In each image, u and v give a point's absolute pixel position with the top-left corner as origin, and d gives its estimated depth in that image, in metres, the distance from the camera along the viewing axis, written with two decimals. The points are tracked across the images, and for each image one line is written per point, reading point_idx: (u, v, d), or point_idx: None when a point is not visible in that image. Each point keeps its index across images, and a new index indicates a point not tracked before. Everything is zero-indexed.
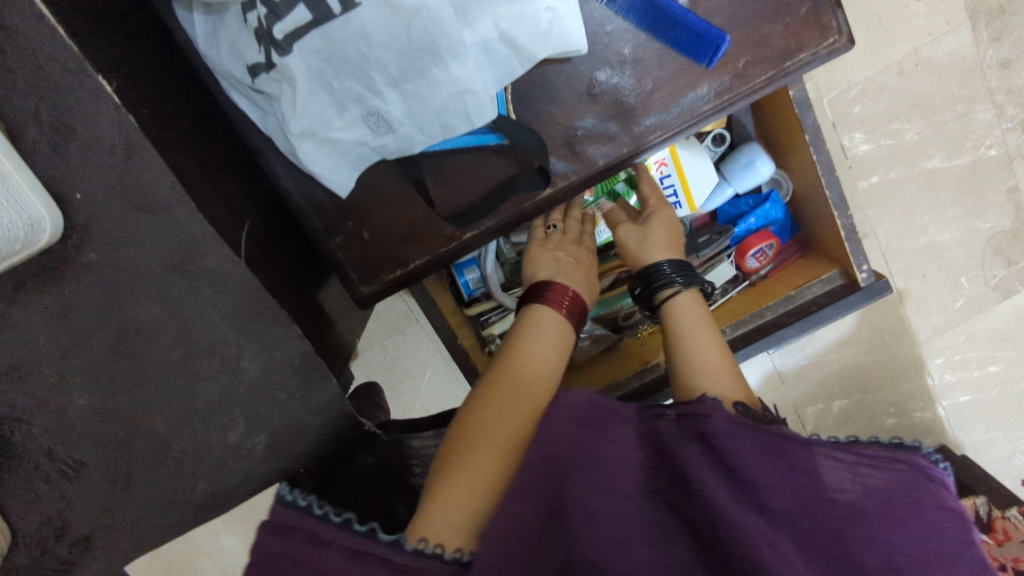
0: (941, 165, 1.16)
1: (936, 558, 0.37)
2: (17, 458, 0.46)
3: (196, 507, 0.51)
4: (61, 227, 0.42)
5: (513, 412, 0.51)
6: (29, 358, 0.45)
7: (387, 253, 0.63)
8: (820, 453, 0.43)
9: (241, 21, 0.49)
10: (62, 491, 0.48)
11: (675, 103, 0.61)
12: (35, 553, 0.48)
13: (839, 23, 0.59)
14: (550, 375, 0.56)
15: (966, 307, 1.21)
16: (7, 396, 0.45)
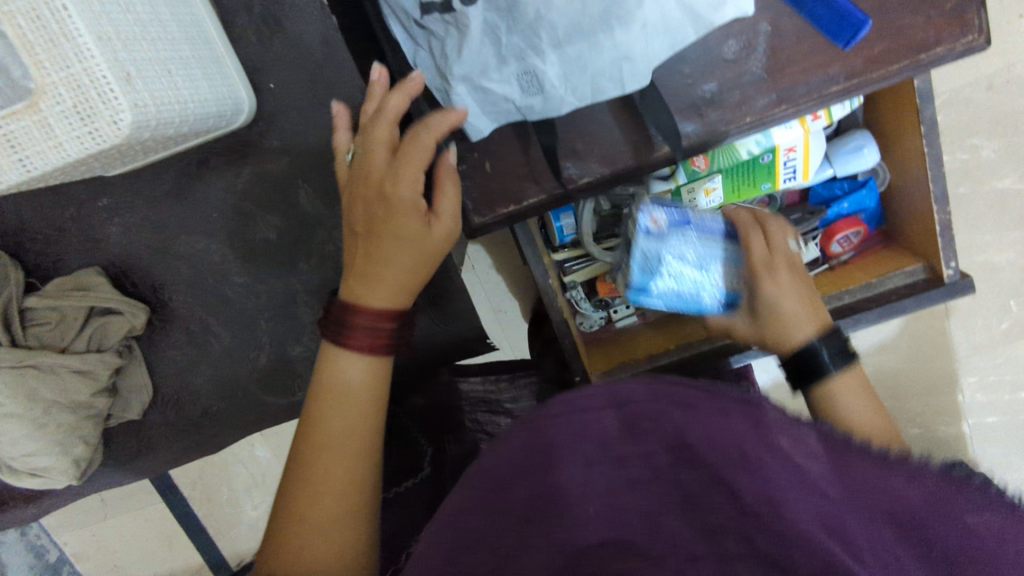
0: (1014, 186, 1.16)
1: None
2: (170, 316, 0.65)
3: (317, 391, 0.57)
4: (252, 110, 0.58)
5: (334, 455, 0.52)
6: (205, 237, 0.63)
7: (506, 186, 0.65)
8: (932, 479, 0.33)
9: None
10: (197, 339, 0.66)
11: (803, 81, 0.62)
12: (167, 412, 0.67)
13: (981, 23, 0.60)
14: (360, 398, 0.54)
15: (1011, 330, 1.23)
16: (190, 264, 0.64)
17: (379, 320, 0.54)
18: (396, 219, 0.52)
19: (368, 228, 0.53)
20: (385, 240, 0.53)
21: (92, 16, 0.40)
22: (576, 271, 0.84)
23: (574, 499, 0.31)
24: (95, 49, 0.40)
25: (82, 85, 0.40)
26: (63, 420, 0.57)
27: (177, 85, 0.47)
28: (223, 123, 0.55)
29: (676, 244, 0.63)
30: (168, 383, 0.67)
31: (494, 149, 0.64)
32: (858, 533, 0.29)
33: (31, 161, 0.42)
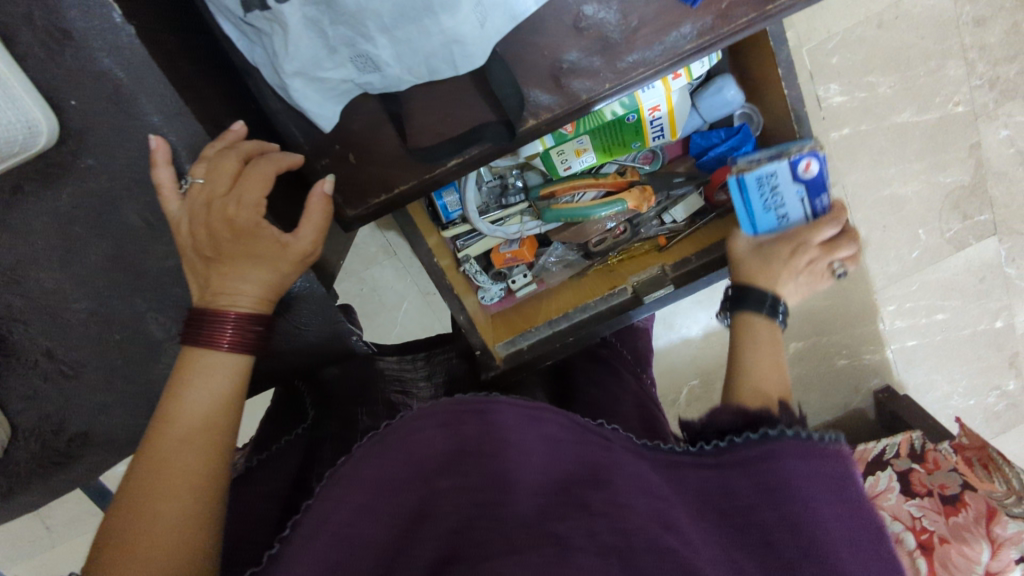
0: (910, 119, 1.19)
1: (821, 535, 0.39)
2: (17, 357, 0.56)
3: None
4: (56, 130, 0.46)
5: (191, 460, 0.40)
6: (28, 262, 0.52)
7: (374, 177, 0.65)
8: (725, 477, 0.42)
9: None
10: (60, 388, 0.57)
11: (659, 41, 0.63)
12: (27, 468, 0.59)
13: None
14: (229, 392, 0.44)
15: (921, 258, 1.28)
16: (10, 296, 0.53)
17: (248, 322, 0.44)
18: (246, 241, 0.43)
19: (213, 252, 0.43)
20: (237, 257, 0.43)
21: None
22: (470, 246, 0.87)
23: (431, 517, 0.38)
24: None
25: None
26: None
27: None
28: (13, 150, 0.43)
29: (791, 201, 0.67)
30: (27, 416, 0.57)
31: (358, 139, 0.62)
32: (655, 514, 0.38)
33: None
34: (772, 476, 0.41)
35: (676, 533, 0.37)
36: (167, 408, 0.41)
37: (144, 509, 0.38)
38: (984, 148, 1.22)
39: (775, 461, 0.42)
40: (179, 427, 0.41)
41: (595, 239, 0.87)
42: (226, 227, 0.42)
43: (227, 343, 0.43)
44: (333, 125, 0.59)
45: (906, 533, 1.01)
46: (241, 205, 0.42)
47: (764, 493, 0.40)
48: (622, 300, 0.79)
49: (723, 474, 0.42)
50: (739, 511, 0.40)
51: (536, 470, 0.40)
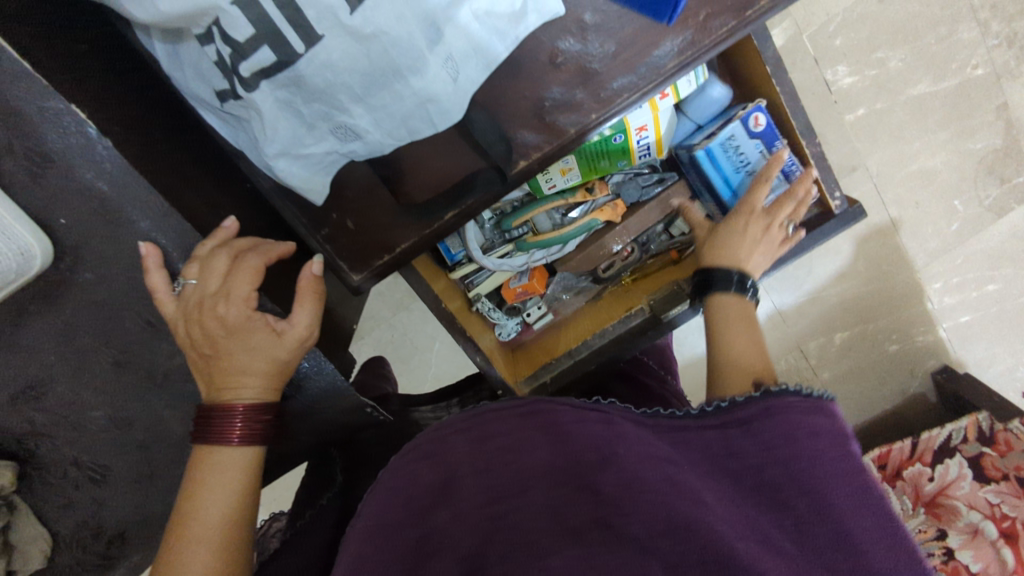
0: (929, 90, 1.14)
1: (831, 471, 0.39)
2: (46, 468, 0.53)
3: None
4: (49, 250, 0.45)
5: (210, 555, 0.40)
6: None
7: (374, 238, 0.65)
8: (729, 438, 0.42)
9: (199, 50, 0.48)
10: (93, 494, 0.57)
11: (640, 64, 0.61)
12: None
13: None
14: (242, 484, 0.43)
15: (961, 230, 1.22)
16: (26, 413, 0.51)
17: (255, 413, 0.44)
18: (240, 334, 0.43)
19: (210, 348, 0.43)
20: (234, 351, 0.43)
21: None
22: (479, 284, 0.86)
23: (445, 529, 0.39)
24: None
25: None
26: None
27: None
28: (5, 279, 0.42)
29: (752, 153, 0.71)
30: (63, 524, 0.56)
31: (354, 203, 0.63)
32: (663, 487, 0.37)
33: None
34: (775, 433, 0.41)
35: (685, 497, 0.36)
36: (183, 507, 0.41)
37: None
38: (1014, 107, 1.15)
39: (772, 415, 0.42)
40: (194, 525, 0.41)
41: (603, 265, 0.86)
42: (218, 322, 0.43)
43: (236, 437, 0.43)
44: (324, 196, 0.60)
45: (986, 524, 0.95)
46: (230, 301, 0.43)
47: (772, 449, 0.40)
48: (640, 320, 0.76)
49: (731, 441, 0.42)
50: (752, 472, 0.40)
51: (542, 464, 0.41)
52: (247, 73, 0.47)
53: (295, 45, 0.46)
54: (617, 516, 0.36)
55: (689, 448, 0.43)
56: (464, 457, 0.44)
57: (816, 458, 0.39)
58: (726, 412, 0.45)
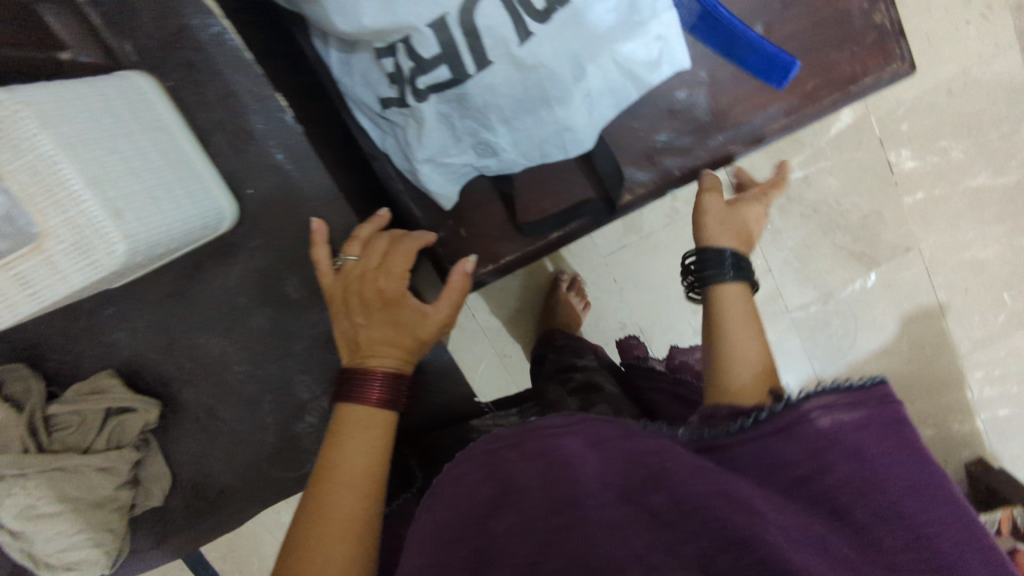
0: (987, 182, 1.20)
1: (895, 487, 0.36)
2: (177, 416, 0.56)
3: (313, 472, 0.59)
4: (236, 214, 0.49)
5: (349, 500, 0.44)
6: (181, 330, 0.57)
7: (482, 249, 0.70)
8: (773, 443, 0.40)
9: (374, 61, 0.55)
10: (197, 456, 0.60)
11: (746, 121, 0.68)
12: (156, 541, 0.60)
13: (902, 51, 0.66)
14: (380, 446, 0.48)
15: (1008, 322, 1.26)
16: (169, 364, 0.54)
17: (394, 380, 0.49)
18: (393, 309, 0.49)
19: (365, 319, 0.49)
20: (386, 324, 0.49)
21: (14, 153, 0.34)
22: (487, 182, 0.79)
23: (496, 551, 0.38)
24: (88, 192, 0.36)
25: (79, 226, 0.36)
26: (86, 518, 0.51)
27: (165, 209, 0.41)
28: (203, 234, 0.46)
29: None
30: (185, 469, 0.58)
31: (470, 214, 0.68)
32: (714, 500, 0.36)
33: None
34: (821, 437, 0.38)
35: (748, 512, 0.35)
36: (327, 455, 0.46)
37: (307, 541, 0.42)
38: None
39: (817, 421, 0.39)
40: (336, 475, 0.45)
41: None
42: (375, 294, 0.49)
43: (376, 399, 0.48)
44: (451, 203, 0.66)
45: None
46: (390, 276, 0.49)
47: (821, 456, 0.38)
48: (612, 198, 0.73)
49: (774, 452, 0.40)
50: (805, 483, 0.38)
51: (589, 479, 0.40)
52: (423, 84, 0.53)
53: (470, 66, 0.52)
54: (677, 533, 0.35)
55: (736, 467, 0.40)
56: (514, 464, 0.42)
57: (865, 454, 0.37)
58: (764, 424, 0.41)
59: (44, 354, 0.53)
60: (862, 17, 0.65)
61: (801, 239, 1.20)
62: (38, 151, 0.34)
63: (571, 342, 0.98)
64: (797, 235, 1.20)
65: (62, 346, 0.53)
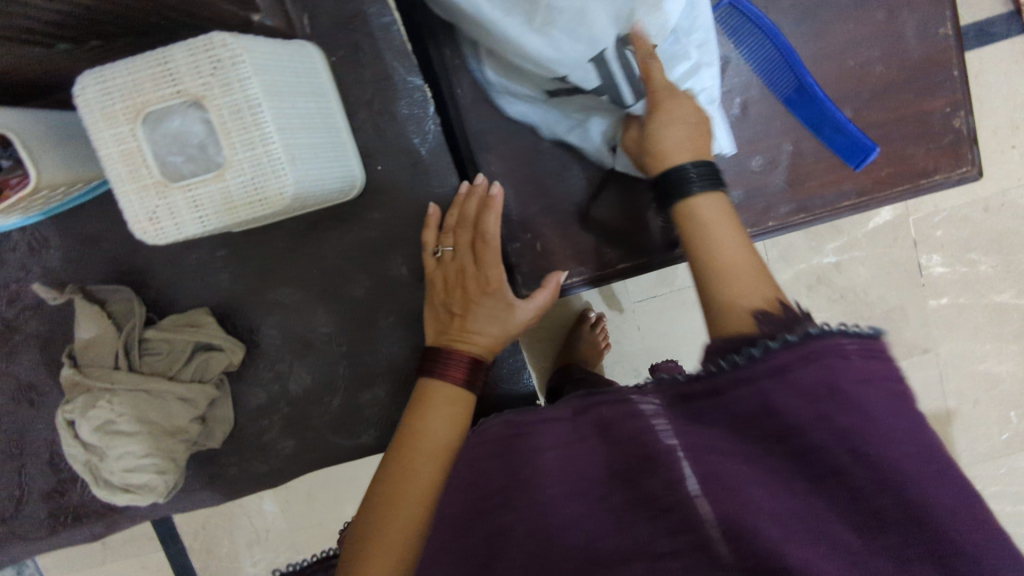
0: (1012, 300, 1.22)
1: (906, 450, 0.32)
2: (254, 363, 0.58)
3: (365, 444, 0.61)
4: (361, 185, 0.53)
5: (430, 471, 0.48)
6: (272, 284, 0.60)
7: None
8: (761, 389, 0.35)
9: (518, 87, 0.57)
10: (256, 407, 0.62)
11: (819, 194, 0.72)
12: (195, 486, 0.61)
13: (974, 156, 0.70)
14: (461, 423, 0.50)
15: (1011, 441, 1.27)
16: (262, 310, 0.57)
17: (479, 363, 0.52)
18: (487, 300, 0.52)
19: (460, 306, 0.52)
20: (477, 313, 0.52)
21: (226, 90, 0.38)
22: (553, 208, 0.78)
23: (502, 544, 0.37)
24: (276, 136, 0.40)
25: (262, 164, 0.40)
26: (158, 445, 0.53)
27: (321, 165, 0.45)
28: (336, 195, 0.50)
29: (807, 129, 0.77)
30: (246, 416, 0.60)
31: (550, 230, 0.63)
32: (715, 482, 0.32)
33: (141, 230, 0.40)
34: (818, 379, 0.33)
35: (760, 497, 0.32)
36: (410, 425, 0.50)
37: (391, 506, 0.46)
38: None
39: (815, 364, 0.34)
40: (419, 446, 0.48)
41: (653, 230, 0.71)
42: (476, 283, 0.52)
43: (461, 378, 0.51)
44: None
45: None
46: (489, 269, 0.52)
47: (819, 406, 0.33)
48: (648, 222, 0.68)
49: (773, 399, 0.34)
50: (807, 446, 0.33)
51: (588, 463, 0.37)
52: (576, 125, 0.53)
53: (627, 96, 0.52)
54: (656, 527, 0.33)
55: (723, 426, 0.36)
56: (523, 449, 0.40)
57: (868, 408, 0.33)
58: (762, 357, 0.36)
59: (153, 282, 0.57)
60: (943, 119, 0.70)
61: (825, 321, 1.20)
62: (246, 92, 0.39)
63: (587, 377, 0.85)
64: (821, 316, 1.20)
65: (172, 279, 0.57)
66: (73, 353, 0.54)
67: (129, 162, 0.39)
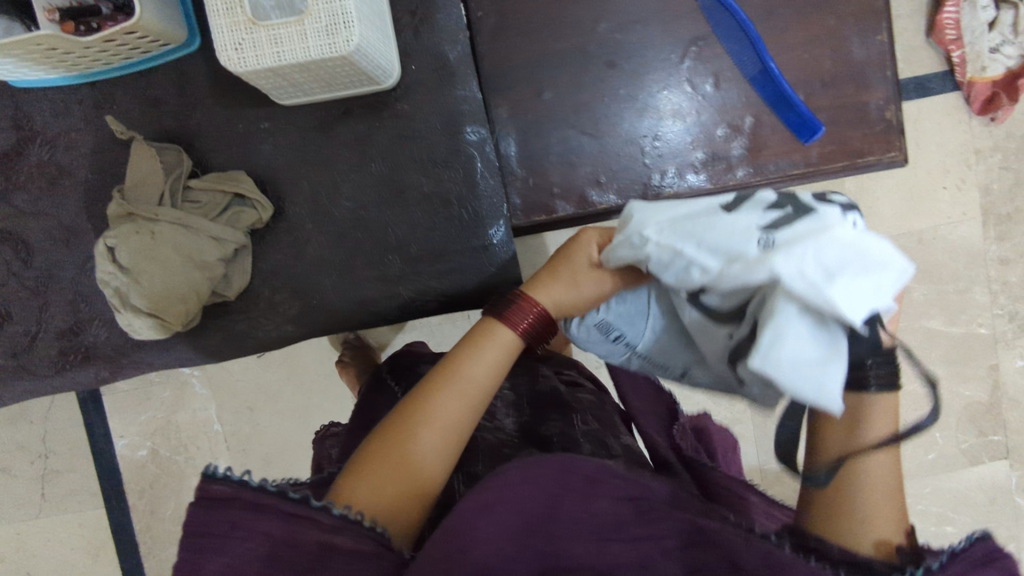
0: (941, 327, 1.31)
1: None
2: (279, 225, 0.66)
3: (364, 314, 0.68)
4: (397, 76, 0.64)
5: (441, 417, 0.58)
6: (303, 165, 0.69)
7: (541, 202, 0.83)
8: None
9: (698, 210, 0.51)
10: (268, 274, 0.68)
11: (773, 163, 0.84)
12: (200, 335, 0.67)
13: (901, 145, 0.83)
14: (477, 393, 0.61)
15: (936, 462, 1.33)
16: (293, 178, 0.65)
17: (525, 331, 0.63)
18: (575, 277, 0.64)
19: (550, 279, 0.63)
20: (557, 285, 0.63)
21: None
22: (535, 155, 0.83)
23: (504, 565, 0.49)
24: None
25: (337, 13, 0.50)
26: (186, 274, 0.60)
27: (374, 38, 0.56)
28: (378, 77, 0.61)
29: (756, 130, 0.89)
30: (262, 275, 0.66)
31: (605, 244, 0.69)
32: None
33: (226, 57, 0.50)
34: None
35: None
36: (441, 371, 0.61)
37: (404, 431, 0.57)
38: (1002, 371, 1.32)
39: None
40: (440, 390, 0.59)
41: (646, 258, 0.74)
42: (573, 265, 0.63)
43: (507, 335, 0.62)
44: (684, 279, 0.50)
45: None
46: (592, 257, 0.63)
47: None
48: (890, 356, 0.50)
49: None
50: None
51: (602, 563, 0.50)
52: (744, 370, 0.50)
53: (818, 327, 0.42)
54: None
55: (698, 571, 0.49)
56: (571, 519, 0.51)
57: None
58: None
59: (199, 144, 0.65)
60: (877, 110, 0.83)
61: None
62: None
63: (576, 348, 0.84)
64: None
65: (217, 143, 0.65)
66: (121, 192, 0.62)
67: (227, 1, 0.49)
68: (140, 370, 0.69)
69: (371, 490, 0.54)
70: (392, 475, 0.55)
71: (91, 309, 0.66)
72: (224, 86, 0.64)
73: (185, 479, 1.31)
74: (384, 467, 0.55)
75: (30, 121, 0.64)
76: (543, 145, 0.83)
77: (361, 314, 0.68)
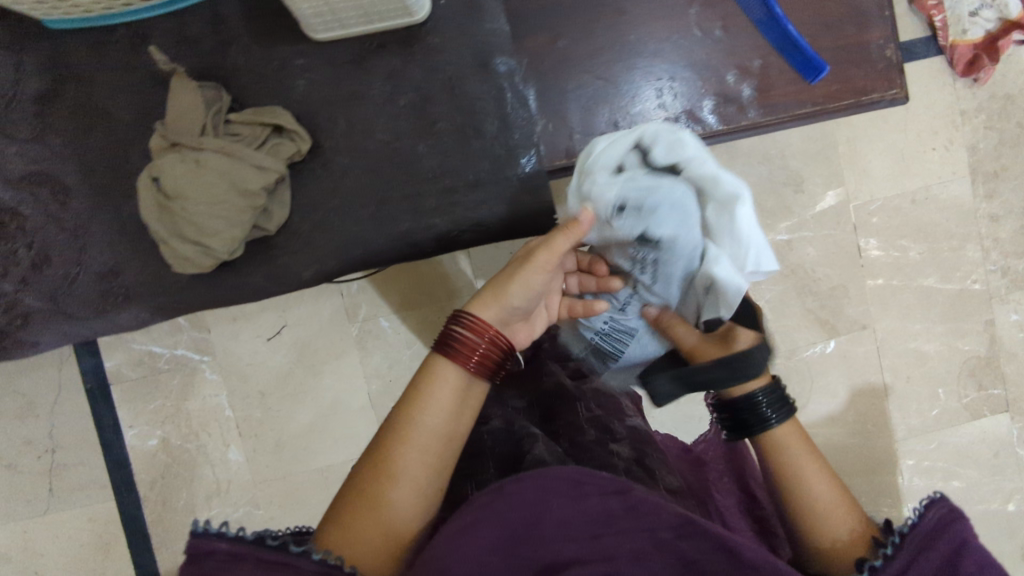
0: (936, 285, 1.35)
1: None
2: (316, 159, 0.67)
3: (400, 247, 0.69)
4: (428, 10, 0.66)
5: (414, 463, 0.56)
6: None
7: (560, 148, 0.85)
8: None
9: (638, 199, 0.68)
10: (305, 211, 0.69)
11: (782, 104, 0.86)
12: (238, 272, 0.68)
13: (901, 83, 0.87)
14: (448, 432, 0.58)
15: (940, 417, 1.35)
16: (328, 112, 0.67)
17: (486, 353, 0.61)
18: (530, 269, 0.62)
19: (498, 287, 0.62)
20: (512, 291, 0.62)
21: None
22: (551, 103, 0.85)
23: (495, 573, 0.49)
24: None
25: None
26: (229, 201, 0.60)
27: None
28: (412, 7, 0.63)
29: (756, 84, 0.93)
30: (300, 211, 0.68)
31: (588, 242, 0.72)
32: None
33: None
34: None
35: None
36: (408, 409, 0.58)
37: (379, 475, 0.55)
38: (997, 326, 1.36)
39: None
40: (408, 434, 0.57)
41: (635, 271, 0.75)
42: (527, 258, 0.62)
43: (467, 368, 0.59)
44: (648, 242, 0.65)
45: None
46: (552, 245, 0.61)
47: None
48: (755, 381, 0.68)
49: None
50: None
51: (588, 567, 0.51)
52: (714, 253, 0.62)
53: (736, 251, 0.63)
54: None
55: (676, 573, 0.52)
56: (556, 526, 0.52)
57: None
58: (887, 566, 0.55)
59: (235, 83, 0.66)
60: (877, 50, 0.87)
61: (778, 292, 1.33)
62: None
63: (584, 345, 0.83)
64: (775, 289, 1.33)
65: (252, 81, 0.66)
66: (163, 124, 0.63)
67: None
68: (178, 312, 0.69)
69: (348, 540, 0.53)
70: (366, 522, 0.54)
71: (129, 250, 0.66)
72: (258, 25, 0.66)
73: (197, 467, 1.30)
74: (358, 517, 0.54)
75: (65, 63, 0.65)
76: (558, 93, 0.85)
77: (396, 246, 0.69)
